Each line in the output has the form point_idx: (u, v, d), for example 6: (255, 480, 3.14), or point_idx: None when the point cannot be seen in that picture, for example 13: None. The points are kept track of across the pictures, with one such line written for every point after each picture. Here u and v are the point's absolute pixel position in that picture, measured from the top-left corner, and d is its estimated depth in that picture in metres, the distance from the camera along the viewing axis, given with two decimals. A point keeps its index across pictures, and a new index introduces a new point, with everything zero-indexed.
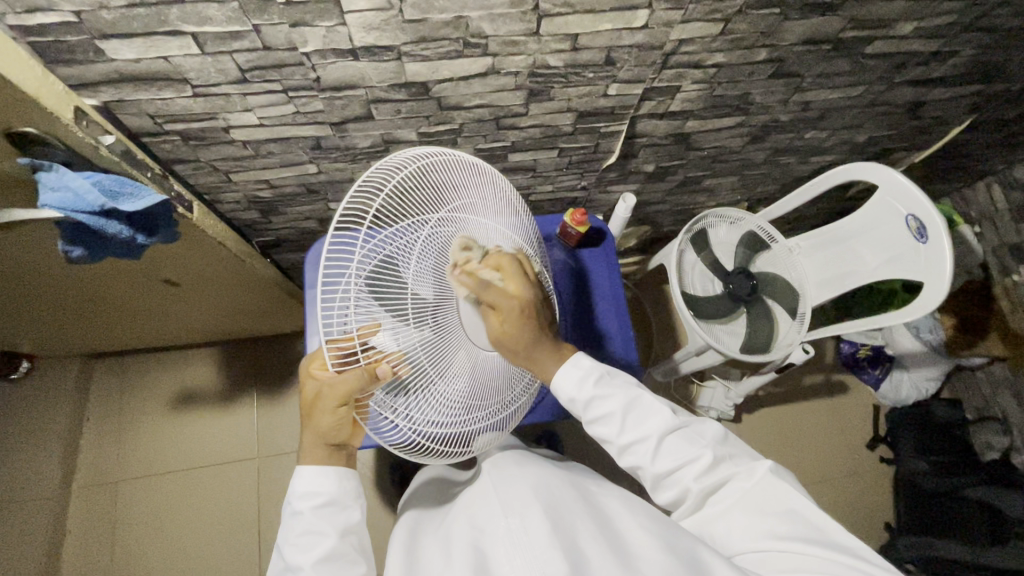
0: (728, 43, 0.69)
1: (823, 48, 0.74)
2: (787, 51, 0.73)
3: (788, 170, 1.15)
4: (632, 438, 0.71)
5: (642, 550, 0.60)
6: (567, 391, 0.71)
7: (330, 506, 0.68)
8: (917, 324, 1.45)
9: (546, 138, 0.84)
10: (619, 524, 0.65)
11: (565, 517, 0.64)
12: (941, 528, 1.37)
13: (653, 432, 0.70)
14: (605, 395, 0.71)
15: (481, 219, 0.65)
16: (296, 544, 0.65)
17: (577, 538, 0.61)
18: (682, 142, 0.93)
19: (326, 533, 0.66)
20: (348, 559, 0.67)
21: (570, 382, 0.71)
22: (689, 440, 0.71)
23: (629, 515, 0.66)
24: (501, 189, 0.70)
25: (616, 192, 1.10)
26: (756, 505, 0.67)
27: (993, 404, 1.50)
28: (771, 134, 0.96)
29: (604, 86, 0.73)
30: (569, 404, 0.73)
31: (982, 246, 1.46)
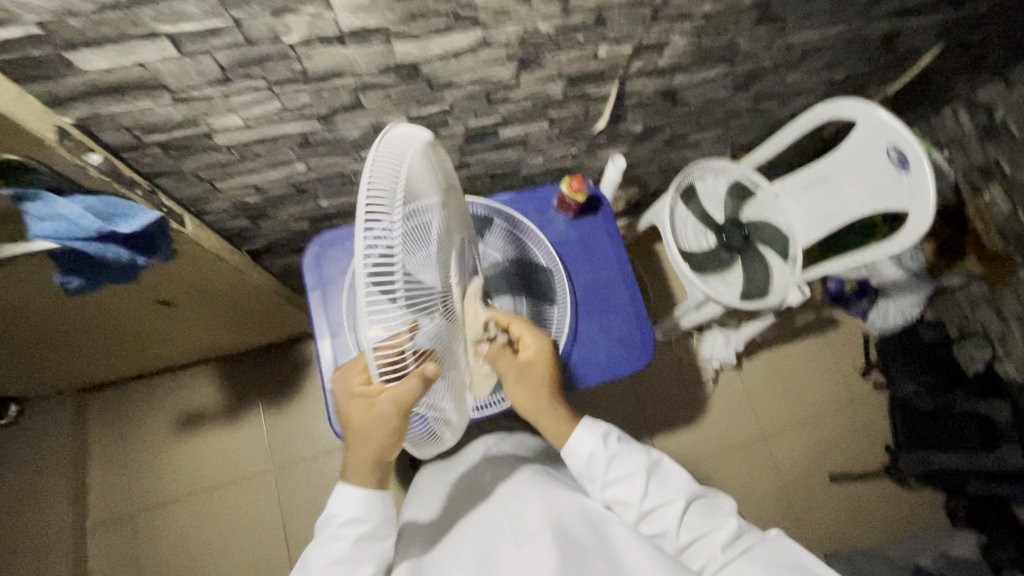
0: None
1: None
2: None
3: (770, 115, 1.16)
4: (652, 502, 0.74)
5: None
6: (585, 448, 0.77)
7: (372, 536, 0.67)
8: (898, 253, 1.53)
9: (537, 108, 0.82)
10: (629, 556, 0.69)
11: (577, 553, 0.67)
12: (939, 442, 1.46)
13: (672, 495, 0.74)
14: (624, 456, 0.77)
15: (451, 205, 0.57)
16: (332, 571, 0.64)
17: None
18: (668, 99, 0.92)
19: (363, 562, 0.66)
20: None
21: (580, 452, 0.77)
22: (708, 511, 0.73)
23: (638, 546, 0.70)
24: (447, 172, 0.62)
25: (605, 156, 1.09)
26: (770, 560, 0.66)
27: (975, 320, 1.57)
28: (754, 81, 0.96)
29: (593, 48, 0.71)
30: (588, 466, 0.77)
31: (954, 169, 1.50)
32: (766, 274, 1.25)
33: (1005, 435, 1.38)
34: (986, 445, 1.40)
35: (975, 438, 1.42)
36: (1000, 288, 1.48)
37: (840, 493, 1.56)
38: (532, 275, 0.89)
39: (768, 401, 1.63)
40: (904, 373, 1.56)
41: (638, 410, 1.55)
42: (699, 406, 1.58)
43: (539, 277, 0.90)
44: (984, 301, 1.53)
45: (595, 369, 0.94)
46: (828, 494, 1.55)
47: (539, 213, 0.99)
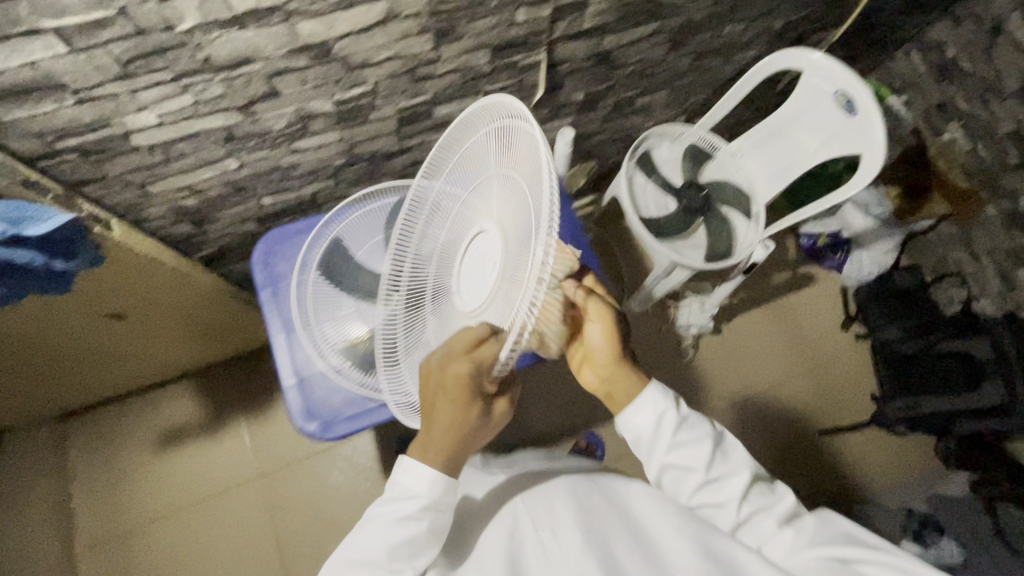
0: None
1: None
2: None
3: (716, 73, 1.15)
4: (715, 473, 0.74)
5: (678, 556, 0.69)
6: (655, 409, 0.76)
7: (438, 529, 0.71)
8: (865, 202, 1.53)
9: (467, 82, 0.82)
10: (654, 525, 0.74)
11: (602, 528, 0.73)
12: (927, 386, 1.44)
13: (736, 468, 0.75)
14: (692, 427, 0.76)
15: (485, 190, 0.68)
16: (398, 552, 0.67)
17: (616, 548, 0.70)
18: (603, 63, 0.91)
19: (429, 545, 0.70)
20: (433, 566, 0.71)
21: (647, 415, 0.76)
22: (768, 491, 0.74)
23: (663, 513, 0.75)
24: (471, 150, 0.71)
25: (552, 129, 1.08)
26: (827, 535, 0.68)
27: (949, 261, 1.57)
28: (689, 37, 0.96)
29: (509, 12, 0.70)
30: (660, 429, 0.76)
31: (912, 113, 1.50)
32: (730, 233, 1.24)
33: (989, 370, 1.39)
34: (972, 383, 1.40)
35: (961, 377, 1.41)
36: (967, 226, 1.48)
37: (831, 447, 1.56)
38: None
39: (751, 363, 1.63)
40: (885, 320, 1.54)
41: None
42: (683, 374, 1.58)
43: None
44: (954, 240, 1.53)
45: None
46: (818, 448, 1.56)
47: None
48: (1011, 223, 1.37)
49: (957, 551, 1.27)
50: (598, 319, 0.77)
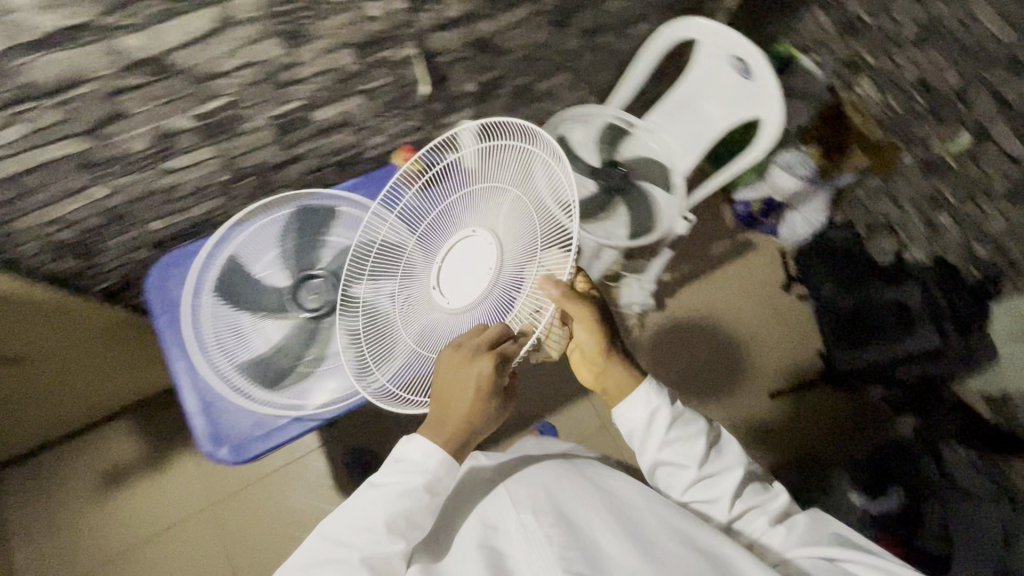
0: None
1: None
2: None
3: (616, 50, 1.15)
4: (710, 468, 0.82)
5: (656, 535, 0.73)
6: (650, 402, 0.83)
7: (429, 507, 0.74)
8: (789, 162, 1.54)
9: (342, 83, 0.80)
10: (633, 509, 0.79)
11: (578, 516, 0.78)
12: (866, 337, 1.47)
13: (731, 464, 0.82)
14: (688, 423, 0.83)
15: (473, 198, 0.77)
16: (392, 523, 0.70)
17: (594, 534, 0.75)
18: (486, 50, 0.90)
19: (419, 522, 0.73)
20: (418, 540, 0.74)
21: (641, 411, 0.83)
22: (761, 489, 0.83)
23: (648, 502, 0.80)
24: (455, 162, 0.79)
25: (454, 123, 1.07)
26: (812, 531, 0.77)
27: (878, 212, 1.59)
28: (573, 16, 0.95)
29: (362, 7, 0.69)
30: (658, 419, 0.83)
31: (826, 71, 1.52)
32: (651, 208, 1.24)
33: (922, 316, 1.41)
34: (907, 330, 1.42)
35: (897, 326, 1.43)
36: (890, 176, 1.50)
37: (782, 406, 1.58)
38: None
39: (697, 333, 1.65)
40: (824, 277, 1.57)
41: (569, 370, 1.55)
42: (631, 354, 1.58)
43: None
44: (880, 191, 1.55)
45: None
46: (770, 410, 1.58)
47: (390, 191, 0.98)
48: (928, 169, 1.39)
49: (901, 496, 1.29)
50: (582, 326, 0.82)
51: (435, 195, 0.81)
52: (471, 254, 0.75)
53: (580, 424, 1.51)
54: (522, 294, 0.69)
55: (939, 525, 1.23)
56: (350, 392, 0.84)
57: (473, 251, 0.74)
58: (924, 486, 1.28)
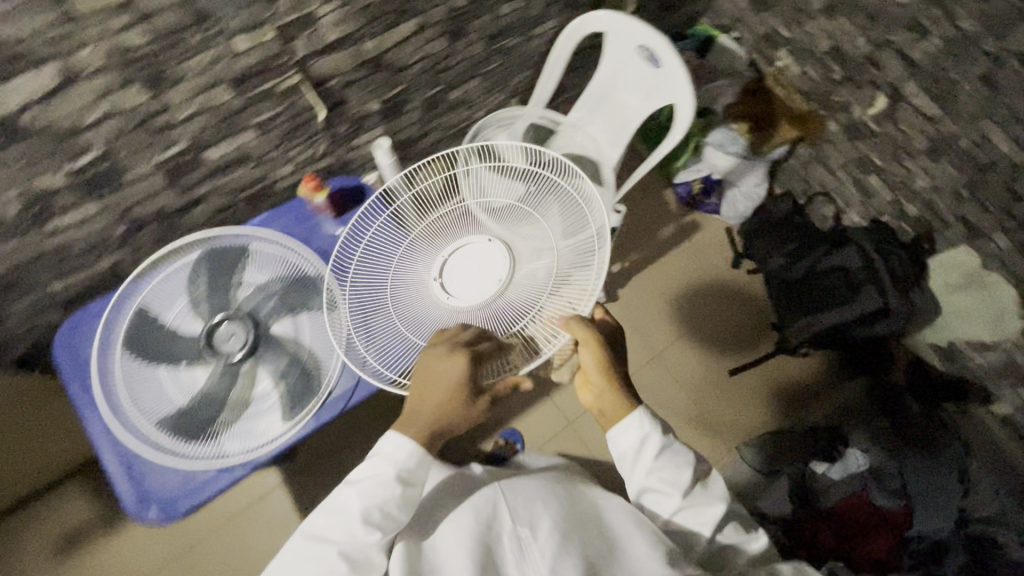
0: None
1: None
2: None
3: (526, 51, 1.14)
4: (692, 500, 0.86)
5: (644, 563, 0.83)
6: (642, 432, 0.87)
7: (407, 502, 0.80)
8: (720, 142, 1.52)
9: (227, 120, 0.78)
10: (624, 538, 0.89)
11: (576, 535, 0.89)
12: (818, 304, 1.47)
13: (713, 500, 0.87)
14: (676, 456, 0.87)
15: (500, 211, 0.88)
16: (366, 517, 0.77)
17: (588, 554, 0.85)
18: (379, 69, 0.88)
19: (396, 516, 0.79)
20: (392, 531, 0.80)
21: (631, 437, 0.87)
22: (739, 526, 0.89)
23: (636, 528, 0.89)
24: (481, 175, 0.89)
25: (367, 143, 1.04)
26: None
27: (814, 182, 1.60)
28: (467, 25, 0.93)
29: (227, 41, 0.67)
30: (645, 448, 0.87)
31: (746, 47, 1.52)
32: None
33: (866, 278, 1.43)
34: (852, 293, 1.43)
35: (843, 290, 1.45)
36: (819, 145, 1.51)
37: (741, 382, 1.57)
38: (311, 292, 0.91)
39: (651, 319, 1.65)
40: (769, 249, 1.59)
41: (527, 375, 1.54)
42: None
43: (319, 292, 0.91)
44: (812, 161, 1.57)
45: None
46: (729, 387, 1.57)
47: (306, 221, 0.96)
48: (852, 134, 1.41)
49: (862, 457, 1.31)
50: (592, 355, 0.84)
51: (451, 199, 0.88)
52: (484, 249, 0.85)
53: (543, 427, 1.50)
54: (539, 320, 0.80)
55: (895, 481, 1.27)
56: (284, 432, 0.84)
57: (490, 248, 0.84)
58: (879, 445, 1.31)
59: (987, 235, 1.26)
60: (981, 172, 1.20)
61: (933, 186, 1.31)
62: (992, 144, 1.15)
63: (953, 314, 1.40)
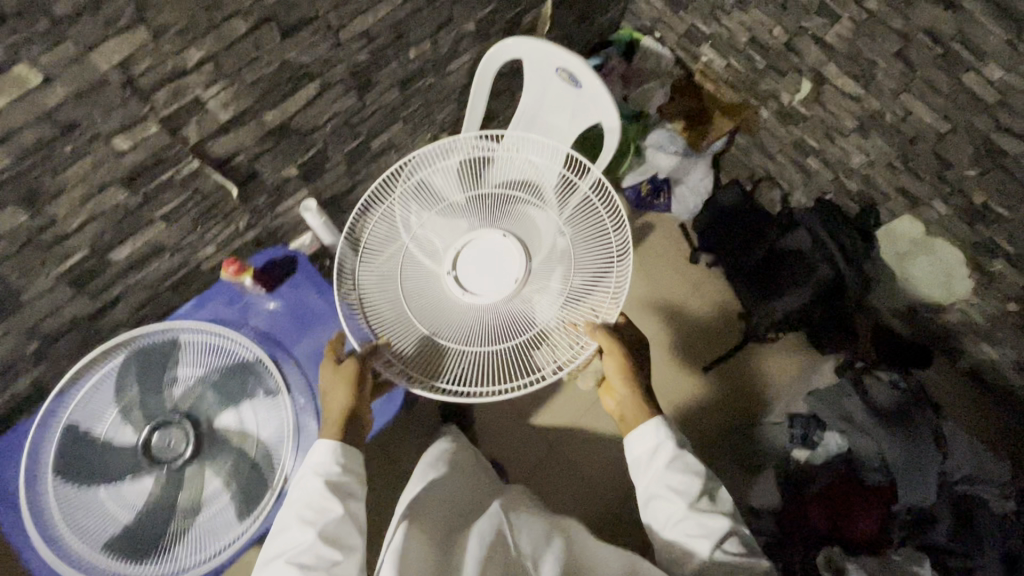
0: (193, 29, 0.61)
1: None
2: (262, 8, 0.65)
3: (445, 87, 1.11)
4: (692, 512, 0.87)
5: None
6: (654, 438, 0.95)
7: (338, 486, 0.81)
8: (659, 142, 1.52)
9: (127, 218, 0.74)
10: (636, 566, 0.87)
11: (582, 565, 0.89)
12: (777, 287, 1.49)
13: (712, 516, 0.86)
14: (684, 470, 0.92)
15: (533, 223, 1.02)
16: (301, 515, 0.77)
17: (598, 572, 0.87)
18: (286, 136, 0.84)
19: (330, 504, 0.79)
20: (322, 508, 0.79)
21: (646, 442, 0.96)
22: (738, 547, 0.84)
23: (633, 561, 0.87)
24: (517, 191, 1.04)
25: (292, 207, 1.00)
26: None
27: (757, 167, 1.61)
28: (374, 76, 0.90)
29: (107, 143, 0.64)
30: (655, 455, 0.95)
31: (670, 46, 1.52)
32: None
33: (817, 256, 1.44)
34: (807, 272, 1.44)
35: (797, 270, 1.46)
36: (755, 133, 1.52)
37: (716, 377, 1.58)
38: (249, 381, 0.90)
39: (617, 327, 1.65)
40: (725, 239, 1.59)
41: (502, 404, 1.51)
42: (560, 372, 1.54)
43: (253, 377, 0.91)
44: (752, 148, 1.57)
45: (393, 395, 1.11)
46: (704, 384, 1.58)
47: (235, 301, 0.96)
48: (784, 120, 1.42)
49: (838, 438, 1.33)
50: (618, 364, 0.97)
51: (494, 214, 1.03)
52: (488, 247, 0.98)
53: (527, 454, 1.46)
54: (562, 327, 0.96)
55: (874, 458, 1.28)
56: (235, 534, 0.83)
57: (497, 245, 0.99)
58: (852, 424, 1.30)
59: (926, 203, 1.28)
60: (910, 144, 1.21)
61: (868, 161, 1.32)
62: (915, 116, 1.16)
63: (909, 278, 1.44)
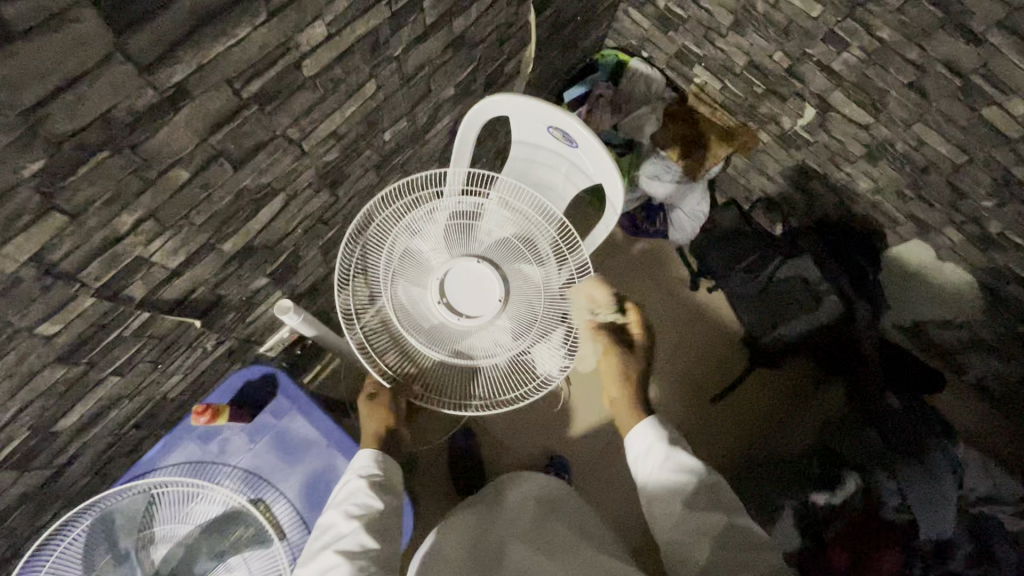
0: (125, 191, 0.51)
1: (256, 95, 0.55)
2: (205, 147, 0.54)
3: (423, 154, 1.00)
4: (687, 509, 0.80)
5: None
6: (644, 436, 0.92)
7: (382, 486, 0.81)
8: (654, 172, 1.42)
9: (70, 389, 0.64)
10: None
11: None
12: (781, 315, 1.42)
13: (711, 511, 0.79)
14: (678, 464, 0.86)
15: (519, 244, 0.99)
16: (347, 509, 0.76)
17: None
18: (253, 255, 0.73)
19: (374, 501, 0.78)
20: (366, 506, 0.77)
21: (640, 441, 0.92)
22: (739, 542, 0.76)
23: None
24: (502, 213, 1.00)
25: (267, 312, 0.89)
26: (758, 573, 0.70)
27: (754, 187, 1.53)
28: (347, 170, 0.79)
29: (33, 334, 0.54)
30: (647, 456, 0.90)
31: (658, 66, 1.42)
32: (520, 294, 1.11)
33: (827, 284, 1.36)
34: (816, 299, 1.37)
35: (805, 297, 1.38)
36: (753, 155, 1.44)
37: (725, 408, 1.54)
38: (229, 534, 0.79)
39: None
40: (727, 266, 1.49)
41: (505, 455, 1.44)
42: (564, 420, 1.46)
43: (240, 526, 0.79)
44: (749, 169, 1.49)
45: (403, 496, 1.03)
46: (710, 416, 1.54)
47: (213, 432, 0.85)
48: (785, 143, 1.33)
49: (859, 480, 1.24)
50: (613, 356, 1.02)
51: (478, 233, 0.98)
52: (481, 276, 0.94)
53: None
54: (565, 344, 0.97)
55: (897, 497, 1.22)
56: None
57: (489, 272, 0.94)
58: (879, 461, 1.25)
59: (938, 230, 1.22)
60: (922, 173, 1.14)
61: (876, 187, 1.25)
62: (929, 146, 1.09)
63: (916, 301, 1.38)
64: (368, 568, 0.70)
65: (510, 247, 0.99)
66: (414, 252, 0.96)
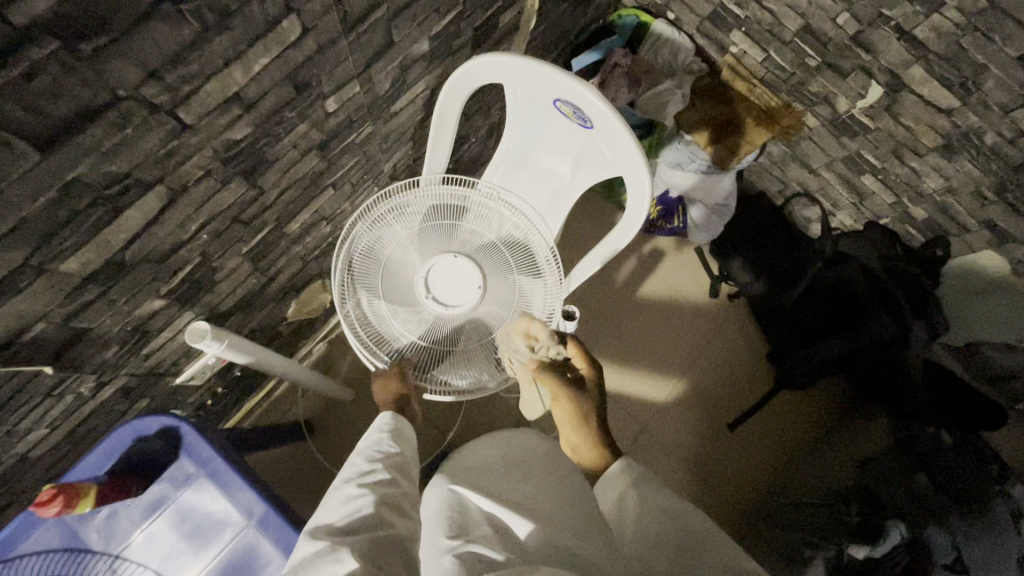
0: None
1: (49, 22, 0.32)
2: None
3: (393, 131, 0.77)
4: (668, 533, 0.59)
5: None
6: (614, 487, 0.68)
7: (403, 439, 0.71)
8: (678, 160, 1.20)
9: None
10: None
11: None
12: (819, 335, 1.21)
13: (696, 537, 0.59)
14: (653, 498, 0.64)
15: (513, 236, 0.82)
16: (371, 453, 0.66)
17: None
18: (126, 271, 0.52)
19: (398, 448, 0.69)
20: (387, 448, 0.68)
21: (609, 492, 0.68)
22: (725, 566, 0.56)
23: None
24: (493, 202, 0.81)
25: (179, 338, 0.68)
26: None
27: (790, 180, 1.31)
28: (272, 151, 0.56)
29: None
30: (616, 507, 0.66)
31: (685, 32, 1.19)
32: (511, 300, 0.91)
33: (870, 303, 1.14)
34: (858, 323, 1.15)
35: (847, 315, 1.17)
36: (794, 142, 1.21)
37: (743, 438, 1.35)
38: None
39: (615, 368, 1.37)
40: (750, 272, 1.31)
41: None
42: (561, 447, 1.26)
43: None
44: (788, 159, 1.27)
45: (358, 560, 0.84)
46: (727, 448, 1.34)
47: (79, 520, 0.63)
48: (837, 129, 1.11)
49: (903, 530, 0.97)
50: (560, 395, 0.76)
51: (464, 222, 0.81)
52: (474, 276, 0.80)
53: None
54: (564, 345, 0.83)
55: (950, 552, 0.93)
56: None
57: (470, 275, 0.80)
58: (927, 511, 0.99)
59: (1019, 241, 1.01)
60: (1014, 172, 0.92)
61: (946, 186, 1.03)
62: None
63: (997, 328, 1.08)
64: (393, 501, 0.61)
65: (500, 241, 0.82)
66: (387, 247, 0.79)
